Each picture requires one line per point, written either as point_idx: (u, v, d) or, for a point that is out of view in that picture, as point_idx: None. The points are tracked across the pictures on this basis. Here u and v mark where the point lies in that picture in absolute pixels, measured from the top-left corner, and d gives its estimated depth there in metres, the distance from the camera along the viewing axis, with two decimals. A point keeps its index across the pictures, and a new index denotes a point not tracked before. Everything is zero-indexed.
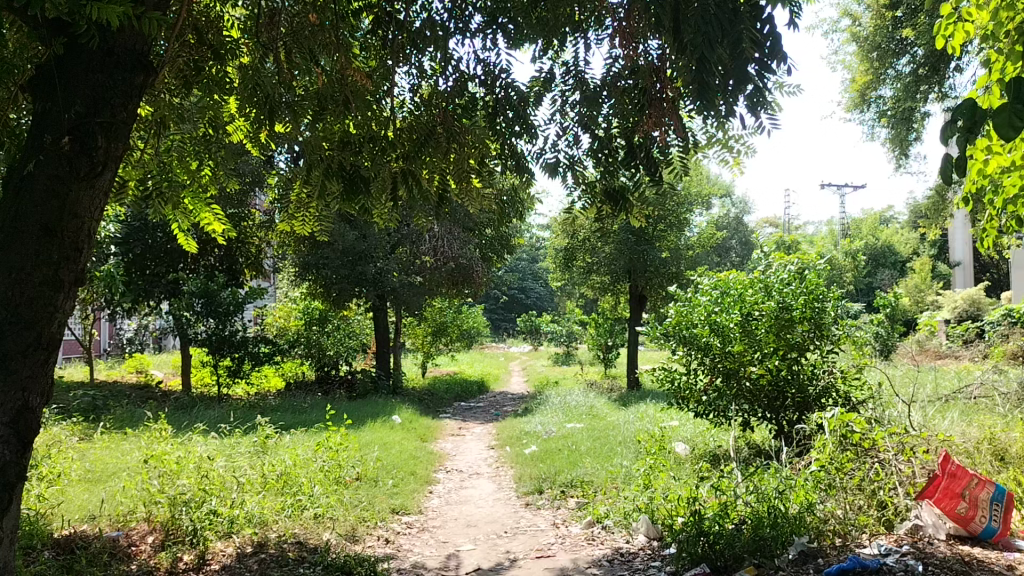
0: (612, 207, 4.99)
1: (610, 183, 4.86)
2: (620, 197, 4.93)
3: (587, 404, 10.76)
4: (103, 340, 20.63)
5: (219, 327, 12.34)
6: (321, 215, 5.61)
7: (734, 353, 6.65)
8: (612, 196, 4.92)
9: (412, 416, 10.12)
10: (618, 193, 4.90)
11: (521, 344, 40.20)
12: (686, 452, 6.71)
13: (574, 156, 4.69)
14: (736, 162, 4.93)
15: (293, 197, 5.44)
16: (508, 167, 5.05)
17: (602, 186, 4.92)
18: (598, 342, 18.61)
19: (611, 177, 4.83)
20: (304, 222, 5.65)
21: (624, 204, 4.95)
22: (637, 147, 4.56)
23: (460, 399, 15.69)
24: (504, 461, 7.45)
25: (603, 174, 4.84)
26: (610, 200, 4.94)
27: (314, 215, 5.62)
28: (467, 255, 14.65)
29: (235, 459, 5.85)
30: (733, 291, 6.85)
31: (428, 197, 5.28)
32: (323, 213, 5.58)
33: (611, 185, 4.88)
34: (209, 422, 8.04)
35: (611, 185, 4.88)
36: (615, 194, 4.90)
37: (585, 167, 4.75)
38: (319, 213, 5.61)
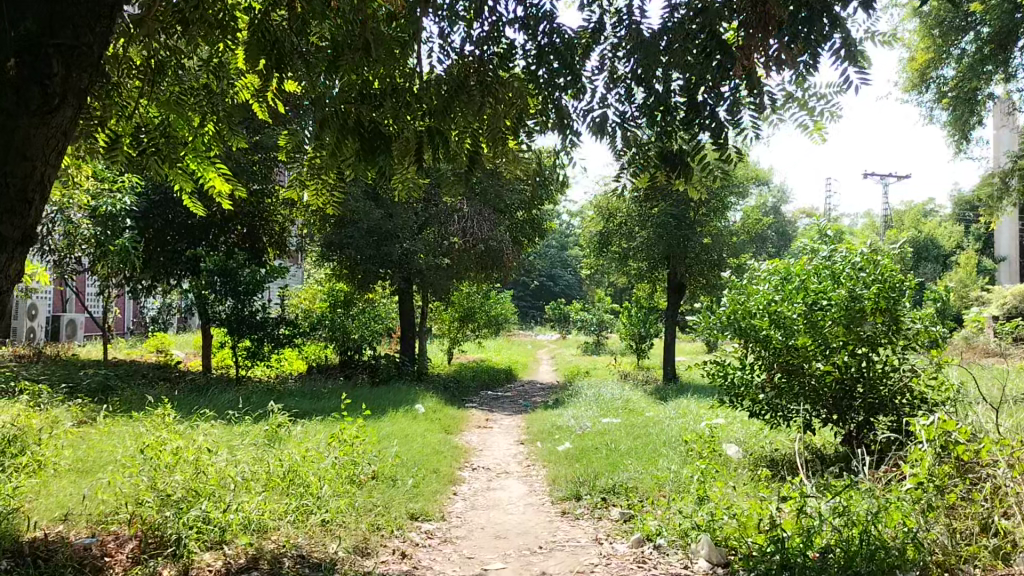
0: (667, 173, 4.18)
1: (668, 147, 4.05)
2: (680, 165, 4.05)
3: (624, 396, 10.11)
4: (126, 318, 20.31)
5: (238, 307, 11.72)
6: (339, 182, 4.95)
7: (797, 348, 5.92)
8: (671, 163, 4.09)
9: (436, 405, 9.53)
10: (676, 157, 4.08)
11: (549, 332, 39.59)
12: (741, 457, 6.03)
13: (625, 112, 3.98)
14: (815, 128, 4.12)
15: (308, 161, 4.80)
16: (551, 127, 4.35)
17: (659, 153, 4.12)
18: (632, 332, 17.90)
19: (668, 139, 4.01)
20: (319, 193, 5.00)
21: (685, 168, 4.10)
22: (700, 104, 3.67)
23: (488, 387, 15.11)
24: (536, 458, 6.83)
25: (661, 137, 4.00)
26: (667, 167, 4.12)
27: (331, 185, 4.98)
28: (497, 238, 14.03)
29: (244, 451, 5.27)
30: (795, 280, 6.16)
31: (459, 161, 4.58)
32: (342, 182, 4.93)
33: (669, 149, 4.06)
34: (219, 407, 7.50)
35: (668, 149, 4.06)
36: (672, 158, 4.09)
37: (639, 127, 4.01)
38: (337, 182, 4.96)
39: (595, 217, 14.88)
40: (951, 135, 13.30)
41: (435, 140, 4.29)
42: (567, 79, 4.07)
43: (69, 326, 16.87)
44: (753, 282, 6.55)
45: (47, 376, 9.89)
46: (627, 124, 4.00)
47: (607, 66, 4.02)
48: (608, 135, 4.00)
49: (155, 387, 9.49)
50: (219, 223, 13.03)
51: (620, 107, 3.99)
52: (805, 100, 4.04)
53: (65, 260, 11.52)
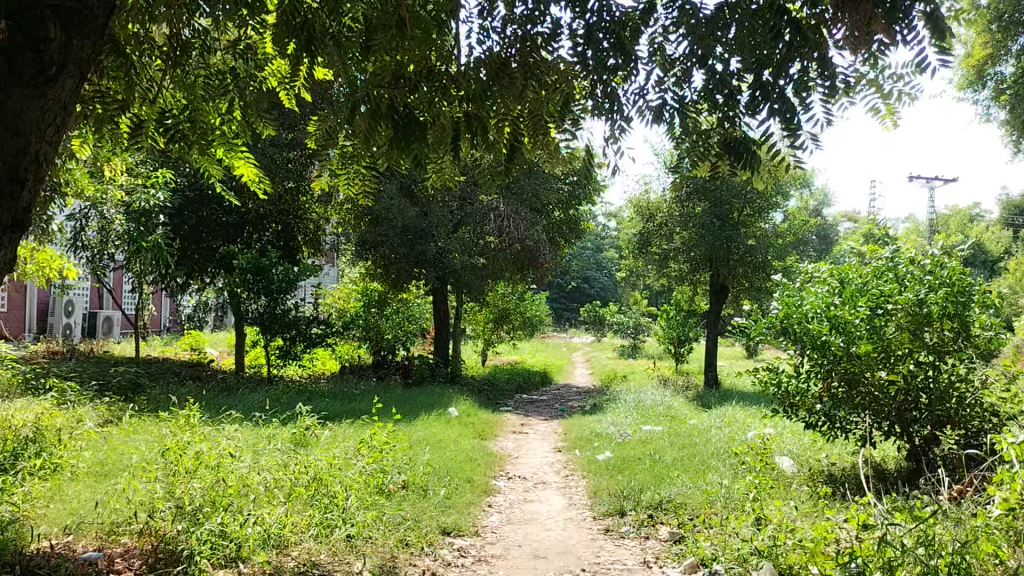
0: (731, 163, 3.65)
1: (731, 134, 3.54)
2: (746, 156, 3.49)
3: (665, 403, 9.74)
4: (162, 315, 20.35)
5: (271, 306, 11.51)
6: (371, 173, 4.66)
7: (859, 356, 5.50)
8: (735, 151, 3.54)
9: (470, 409, 9.25)
10: (741, 146, 3.53)
11: (584, 335, 39.21)
12: (796, 472, 5.66)
13: (685, 96, 3.56)
14: (886, 112, 3.74)
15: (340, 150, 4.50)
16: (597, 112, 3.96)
17: (723, 141, 3.61)
18: (671, 336, 17.49)
19: (731, 125, 3.50)
20: (350, 184, 4.73)
21: (751, 159, 3.54)
22: (769, 85, 3.27)
23: (522, 391, 14.79)
24: (574, 468, 6.50)
25: (723, 121, 3.52)
26: (730, 157, 3.57)
27: (364, 176, 4.70)
28: (534, 237, 13.71)
29: (270, 456, 5.02)
30: (857, 282, 5.78)
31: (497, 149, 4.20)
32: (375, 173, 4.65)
33: (733, 135, 3.51)
34: (247, 408, 7.29)
35: (731, 135, 3.55)
36: (736, 146, 3.53)
37: (700, 112, 3.60)
38: (369, 173, 4.68)
39: (635, 217, 14.49)
40: (1010, 133, 12.69)
41: (474, 125, 4.00)
42: (617, 61, 3.69)
43: (106, 322, 16.92)
44: (809, 285, 6.17)
45: (78, 373, 9.80)
46: (688, 108, 3.60)
47: (657, 49, 3.62)
48: (666, 120, 3.60)
49: (186, 386, 9.33)
50: (253, 220, 12.90)
51: (678, 90, 3.59)
52: (878, 82, 3.67)
53: (99, 257, 11.46)
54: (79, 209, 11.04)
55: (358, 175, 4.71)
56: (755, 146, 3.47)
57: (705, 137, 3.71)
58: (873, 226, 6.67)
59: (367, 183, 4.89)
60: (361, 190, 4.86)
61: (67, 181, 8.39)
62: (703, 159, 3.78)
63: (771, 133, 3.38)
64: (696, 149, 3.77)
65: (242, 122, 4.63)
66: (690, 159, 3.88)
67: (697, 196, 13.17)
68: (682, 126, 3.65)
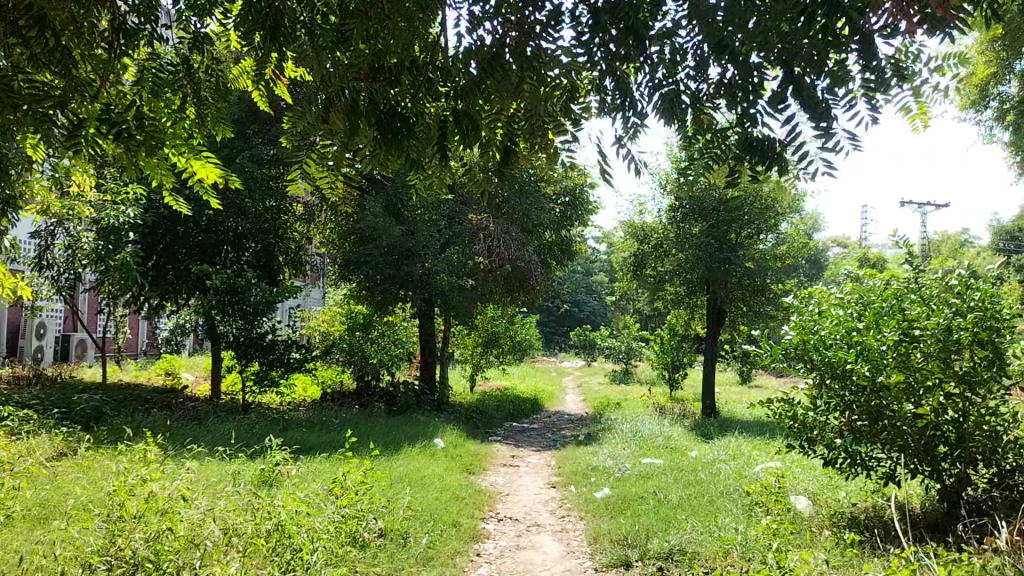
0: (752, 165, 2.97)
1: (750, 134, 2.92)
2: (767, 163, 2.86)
3: (664, 432, 9.21)
4: (140, 338, 19.74)
5: (246, 328, 10.89)
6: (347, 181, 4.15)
7: (887, 387, 4.94)
8: (757, 154, 2.88)
9: (457, 439, 8.69)
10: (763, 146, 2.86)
11: (574, 359, 38.71)
12: (814, 514, 5.12)
13: (703, 90, 3.10)
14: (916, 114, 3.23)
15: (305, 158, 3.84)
16: (604, 106, 3.42)
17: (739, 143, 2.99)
18: (664, 361, 17.00)
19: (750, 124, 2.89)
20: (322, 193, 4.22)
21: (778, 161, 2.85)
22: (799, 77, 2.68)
23: (512, 418, 14.23)
24: (570, 507, 5.95)
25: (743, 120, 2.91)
26: (752, 160, 2.90)
27: (338, 184, 4.19)
28: (525, 258, 13.22)
29: (229, 497, 4.47)
30: (880, 304, 5.23)
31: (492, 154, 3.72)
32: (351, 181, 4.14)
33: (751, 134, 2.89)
34: (214, 441, 6.73)
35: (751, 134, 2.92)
36: (759, 146, 2.88)
37: (718, 108, 3.16)
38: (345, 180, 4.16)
39: (629, 238, 14.02)
40: (1014, 154, 12.29)
41: (463, 124, 3.47)
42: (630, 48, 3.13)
43: (79, 345, 16.31)
44: (826, 306, 5.64)
45: (40, 399, 9.21)
46: (703, 105, 3.13)
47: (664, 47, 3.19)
48: (678, 117, 3.15)
49: (152, 414, 8.75)
50: (231, 239, 12.35)
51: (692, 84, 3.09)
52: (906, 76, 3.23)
53: (66, 276, 10.91)
54: (46, 226, 10.64)
55: (330, 183, 4.18)
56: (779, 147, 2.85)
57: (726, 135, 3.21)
58: (892, 245, 6.19)
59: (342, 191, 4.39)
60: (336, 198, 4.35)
61: (28, 195, 7.88)
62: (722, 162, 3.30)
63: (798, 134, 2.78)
64: (712, 149, 3.29)
65: (199, 119, 4.13)
66: (704, 163, 3.40)
67: (694, 217, 12.71)
68: (694, 123, 3.19)
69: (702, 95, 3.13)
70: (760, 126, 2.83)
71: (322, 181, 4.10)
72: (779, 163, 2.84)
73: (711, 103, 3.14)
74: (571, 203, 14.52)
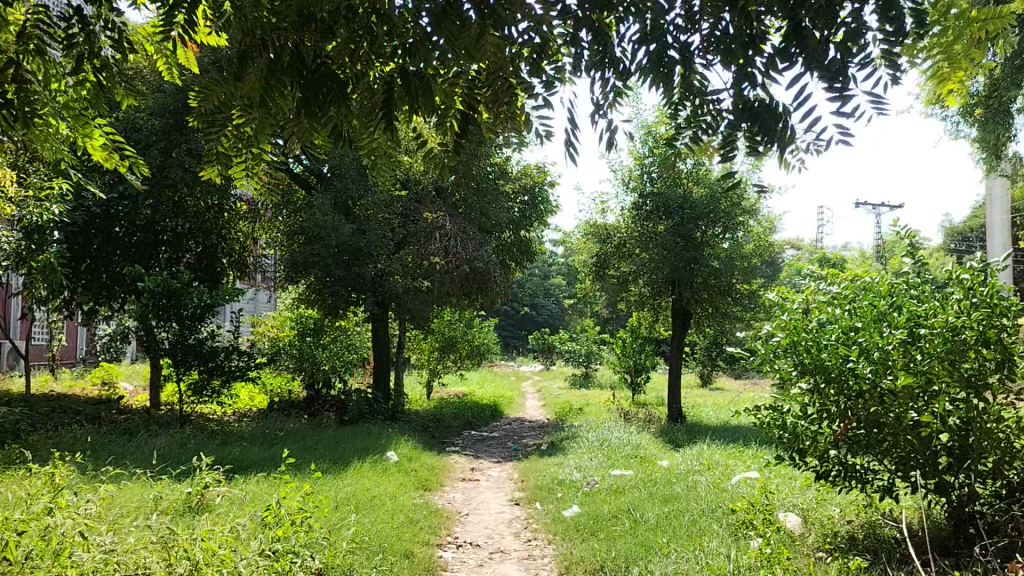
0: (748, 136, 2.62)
1: (749, 100, 2.54)
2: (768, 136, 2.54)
3: (634, 441, 8.70)
4: (76, 346, 18.69)
5: (183, 334, 10.14)
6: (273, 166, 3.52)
7: (895, 391, 4.40)
8: (754, 122, 2.53)
9: (412, 452, 8.07)
10: (764, 114, 2.52)
11: (532, 364, 38.19)
12: (807, 537, 4.61)
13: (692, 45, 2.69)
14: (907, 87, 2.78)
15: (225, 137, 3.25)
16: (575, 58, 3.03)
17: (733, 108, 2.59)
18: (626, 364, 16.53)
19: (746, 86, 2.54)
20: (241, 182, 3.56)
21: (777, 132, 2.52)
22: (807, 29, 2.38)
23: (471, 425, 13.64)
24: (536, 529, 5.38)
25: (742, 86, 2.55)
26: (747, 128, 2.56)
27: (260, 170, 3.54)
28: (482, 258, 12.65)
29: (140, 532, 3.82)
30: (880, 303, 4.74)
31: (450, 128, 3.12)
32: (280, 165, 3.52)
33: (746, 100, 2.54)
34: (138, 462, 6.03)
35: (747, 100, 2.54)
36: (758, 114, 2.52)
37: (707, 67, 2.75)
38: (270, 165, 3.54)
39: (590, 238, 13.52)
40: (979, 150, 12.05)
41: (414, 87, 2.84)
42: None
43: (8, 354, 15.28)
44: (820, 304, 5.16)
45: None
46: (693, 62, 2.71)
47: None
48: (664, 76, 2.75)
49: (76, 428, 7.99)
50: (169, 239, 11.58)
51: (679, 37, 2.66)
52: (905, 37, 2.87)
53: None
54: None
55: (250, 170, 3.53)
56: (781, 114, 2.52)
57: (716, 99, 2.76)
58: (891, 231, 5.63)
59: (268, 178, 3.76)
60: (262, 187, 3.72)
61: None
62: (710, 135, 2.90)
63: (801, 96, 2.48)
64: (698, 117, 2.90)
65: (97, 89, 3.50)
66: (690, 132, 3.01)
67: (659, 214, 12.28)
68: (683, 87, 2.81)
69: (692, 51, 2.71)
70: (758, 87, 2.53)
71: (242, 166, 3.45)
72: (778, 131, 2.50)
73: (701, 60, 2.71)
74: (531, 202, 13.99)
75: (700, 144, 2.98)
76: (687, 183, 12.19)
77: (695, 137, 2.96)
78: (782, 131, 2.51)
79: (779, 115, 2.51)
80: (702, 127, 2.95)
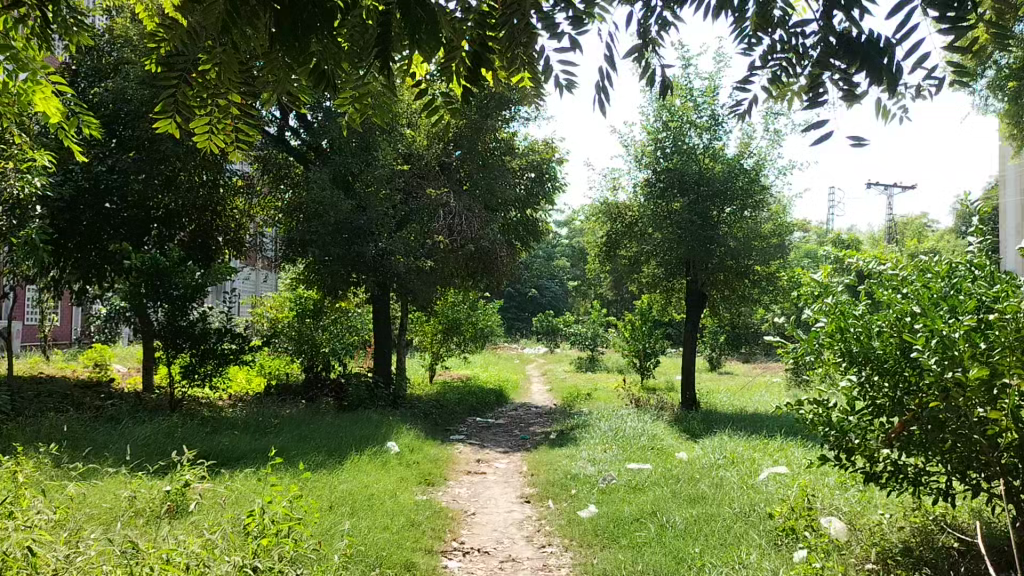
0: (846, 74, 2.49)
1: (850, 37, 2.39)
2: (867, 70, 2.40)
3: (649, 431, 8.22)
4: (68, 326, 18.17)
5: (174, 316, 9.63)
6: (242, 123, 2.95)
7: (962, 385, 3.81)
8: (856, 59, 2.39)
9: (415, 442, 7.59)
10: (867, 52, 2.37)
11: (536, 346, 37.66)
12: (853, 547, 4.10)
13: None
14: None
15: (193, 86, 2.71)
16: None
17: (828, 46, 2.44)
18: (635, 348, 16.03)
19: (847, 24, 2.37)
20: (202, 143, 2.98)
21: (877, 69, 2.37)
22: None
23: (475, 411, 13.17)
24: (550, 532, 4.91)
25: (841, 24, 2.40)
26: (846, 64, 2.42)
27: (226, 129, 2.97)
28: (488, 237, 12.14)
29: (102, 546, 3.34)
30: (939, 285, 4.31)
31: (461, 79, 2.57)
32: (251, 123, 2.96)
33: (848, 37, 2.39)
34: (117, 456, 5.56)
35: (850, 35, 2.40)
36: (859, 52, 2.39)
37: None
38: (239, 123, 2.97)
39: (599, 216, 12.99)
40: (1012, 127, 11.44)
41: (417, 26, 2.28)
42: None
43: None
44: (871, 289, 4.68)
45: None
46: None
47: None
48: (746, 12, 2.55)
49: (56, 415, 7.53)
50: (162, 216, 11.08)
51: None
52: None
53: None
54: None
55: (215, 128, 2.95)
56: (883, 49, 2.35)
57: (800, 36, 2.59)
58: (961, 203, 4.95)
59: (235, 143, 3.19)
60: (228, 154, 3.15)
61: None
62: (793, 77, 2.73)
63: (904, 30, 2.33)
64: (778, 54, 2.73)
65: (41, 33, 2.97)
66: (770, 71, 2.84)
67: (674, 191, 11.76)
68: (761, 23, 2.60)
69: None
70: (857, 22, 2.36)
71: (204, 122, 2.89)
72: (881, 69, 2.35)
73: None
74: (538, 179, 13.44)
75: (780, 87, 2.83)
76: (702, 159, 11.64)
77: (776, 78, 2.81)
78: (885, 69, 2.36)
79: (882, 50, 2.35)
80: (781, 66, 2.78)
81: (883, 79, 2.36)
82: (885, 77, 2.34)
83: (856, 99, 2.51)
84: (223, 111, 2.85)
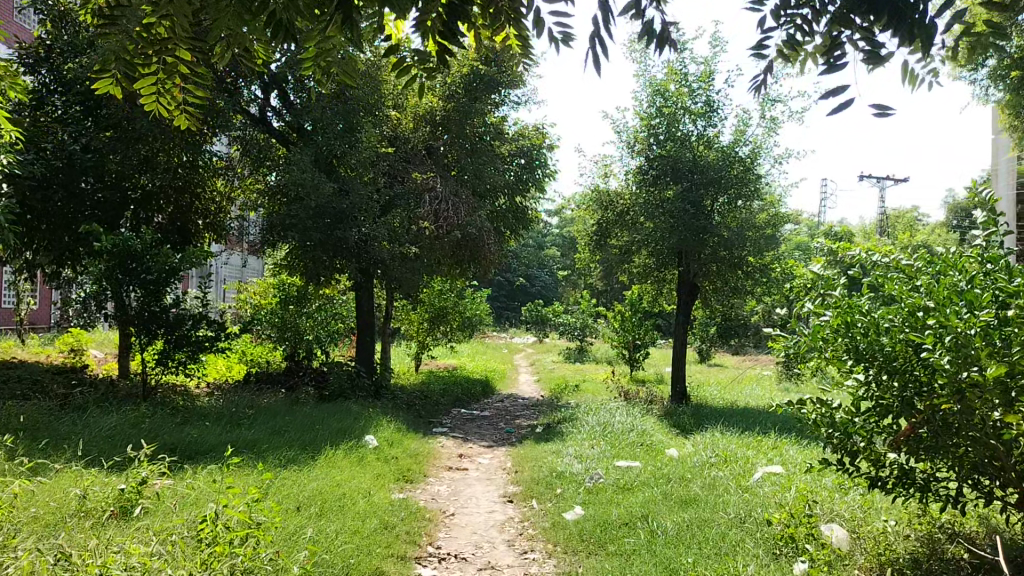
0: (867, 32, 2.18)
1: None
2: (895, 29, 2.10)
3: (638, 426, 7.93)
4: (44, 308, 17.73)
5: (148, 301, 9.25)
6: (192, 84, 2.58)
7: (974, 386, 3.55)
8: (882, 17, 2.09)
9: (395, 436, 7.29)
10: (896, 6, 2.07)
11: (524, 335, 37.44)
12: (856, 558, 3.80)
13: None
14: None
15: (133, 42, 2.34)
16: None
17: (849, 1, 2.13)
18: (624, 339, 15.75)
19: None
20: (148, 106, 2.62)
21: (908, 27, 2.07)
22: None
23: (460, 402, 12.88)
24: (532, 537, 4.61)
25: None
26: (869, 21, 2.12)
27: (175, 91, 2.60)
28: (476, 224, 11.82)
29: (32, 555, 3.00)
30: (956, 278, 3.96)
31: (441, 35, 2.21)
32: (203, 84, 2.60)
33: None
34: (74, 450, 5.23)
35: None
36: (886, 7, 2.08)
37: None
38: (189, 84, 2.61)
39: (590, 204, 12.68)
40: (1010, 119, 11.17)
41: None
42: None
43: None
44: (878, 280, 4.39)
45: None
46: None
47: None
48: None
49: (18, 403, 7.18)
50: (139, 198, 10.70)
51: None
52: None
53: None
54: None
55: (163, 90, 2.58)
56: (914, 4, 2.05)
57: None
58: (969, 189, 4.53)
59: (186, 106, 2.82)
60: (177, 118, 2.78)
61: None
62: (807, 37, 2.42)
63: None
64: (790, 11, 2.41)
65: None
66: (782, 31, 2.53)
67: (667, 178, 11.45)
68: None
69: None
70: None
71: (150, 82, 2.52)
72: (913, 27, 2.05)
73: None
74: (528, 165, 13.10)
75: (793, 49, 2.53)
76: (697, 147, 11.34)
77: (789, 39, 2.50)
78: (916, 27, 2.06)
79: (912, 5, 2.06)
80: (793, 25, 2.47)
81: (914, 39, 2.07)
82: (918, 36, 2.04)
83: (881, 62, 2.20)
84: (171, 71, 2.48)
